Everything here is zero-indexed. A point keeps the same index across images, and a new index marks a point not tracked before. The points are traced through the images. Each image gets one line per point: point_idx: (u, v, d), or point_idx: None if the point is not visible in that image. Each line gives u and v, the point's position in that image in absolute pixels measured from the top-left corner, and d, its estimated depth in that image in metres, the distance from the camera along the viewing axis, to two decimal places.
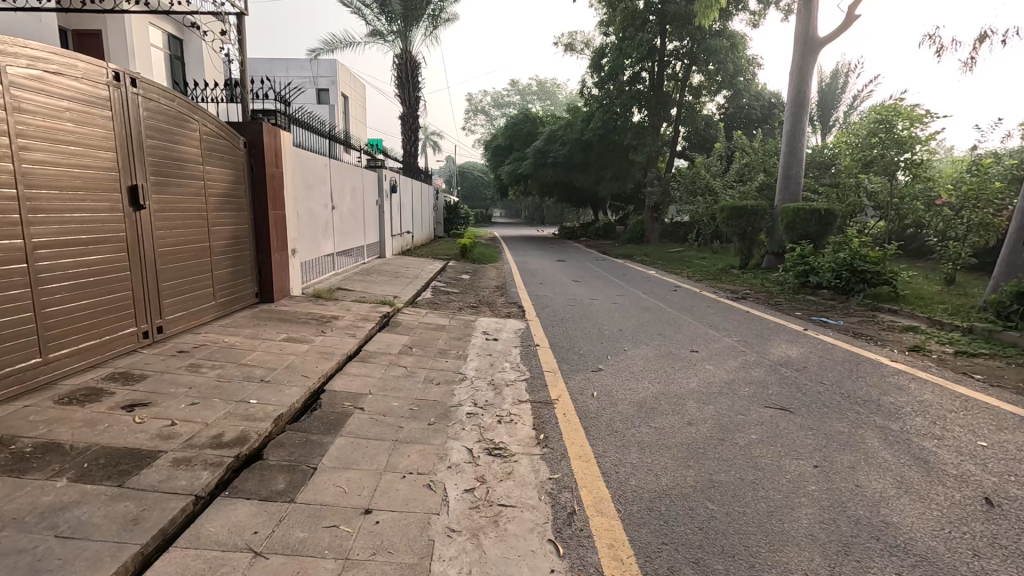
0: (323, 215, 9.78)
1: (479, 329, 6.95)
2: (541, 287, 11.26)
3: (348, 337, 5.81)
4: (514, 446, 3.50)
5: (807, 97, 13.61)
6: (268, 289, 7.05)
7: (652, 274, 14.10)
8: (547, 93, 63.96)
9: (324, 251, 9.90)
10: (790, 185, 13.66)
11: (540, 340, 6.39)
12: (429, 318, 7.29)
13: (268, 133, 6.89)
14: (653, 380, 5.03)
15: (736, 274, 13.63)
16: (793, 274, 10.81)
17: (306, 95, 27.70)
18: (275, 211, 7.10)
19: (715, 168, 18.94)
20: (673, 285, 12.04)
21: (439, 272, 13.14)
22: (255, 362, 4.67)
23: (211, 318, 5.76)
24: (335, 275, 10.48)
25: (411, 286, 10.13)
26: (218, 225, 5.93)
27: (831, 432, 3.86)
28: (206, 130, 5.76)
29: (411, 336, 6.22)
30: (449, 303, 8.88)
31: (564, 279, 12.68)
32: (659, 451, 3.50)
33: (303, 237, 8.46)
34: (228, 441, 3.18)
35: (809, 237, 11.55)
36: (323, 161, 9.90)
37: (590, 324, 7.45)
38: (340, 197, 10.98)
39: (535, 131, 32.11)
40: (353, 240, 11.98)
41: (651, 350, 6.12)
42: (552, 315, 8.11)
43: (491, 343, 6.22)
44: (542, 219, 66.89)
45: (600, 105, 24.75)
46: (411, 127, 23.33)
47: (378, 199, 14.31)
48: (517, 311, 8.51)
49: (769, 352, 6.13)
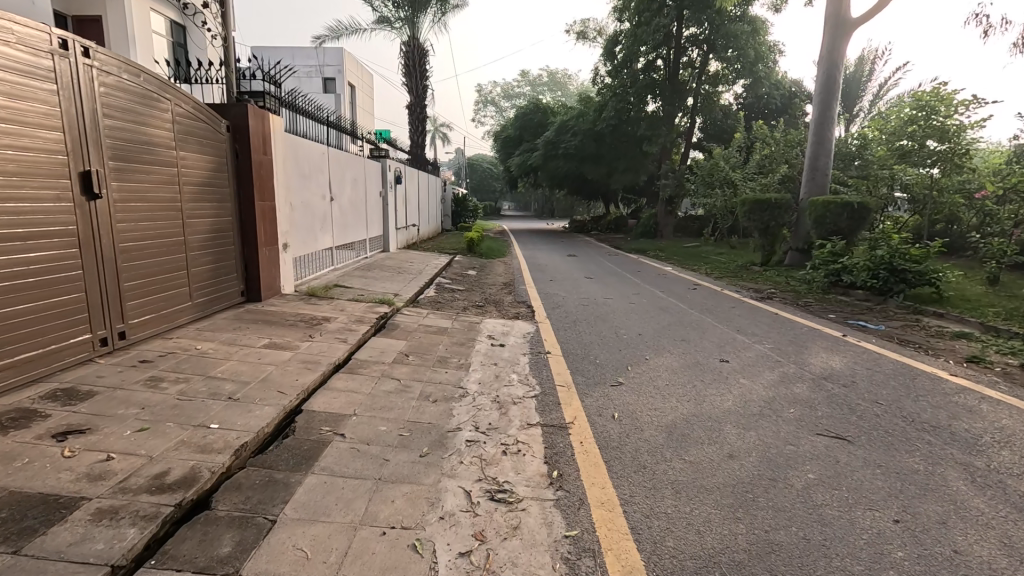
0: (320, 207, 9.20)
1: (484, 333, 6.34)
2: (552, 283, 10.62)
3: (337, 343, 5.23)
4: (522, 489, 2.89)
5: (837, 83, 12.75)
6: (255, 286, 6.47)
7: (668, 271, 13.40)
8: (557, 84, 62.96)
9: (322, 245, 9.34)
10: (816, 178, 12.83)
11: (552, 348, 5.75)
12: (431, 320, 6.69)
13: (253, 116, 6.29)
14: (681, 397, 4.39)
15: (758, 271, 12.86)
16: (822, 273, 10.05)
17: (313, 84, 27.13)
18: (262, 203, 6.51)
19: (734, 159, 18.11)
20: (692, 283, 11.33)
21: (444, 267, 12.54)
22: (227, 374, 4.08)
23: (187, 320, 5.20)
24: (334, 271, 9.90)
25: (413, 283, 9.53)
26: (195, 217, 5.35)
27: (904, 470, 3.20)
28: (181, 112, 5.17)
29: (409, 341, 5.62)
30: (453, 302, 8.27)
31: (576, 275, 12.02)
32: (699, 497, 2.87)
33: (296, 230, 7.89)
34: (171, 483, 2.60)
35: (840, 233, 10.76)
36: (321, 150, 9.32)
37: (606, 328, 6.79)
38: (340, 188, 10.39)
39: (545, 121, 31.28)
40: (354, 233, 11.40)
41: (676, 359, 5.47)
42: (564, 316, 7.48)
43: (498, 350, 5.61)
44: (552, 212, 66.06)
45: (614, 94, 23.90)
46: (418, 117, 22.65)
47: (382, 191, 13.72)
48: (526, 311, 7.87)
49: (810, 363, 5.45)
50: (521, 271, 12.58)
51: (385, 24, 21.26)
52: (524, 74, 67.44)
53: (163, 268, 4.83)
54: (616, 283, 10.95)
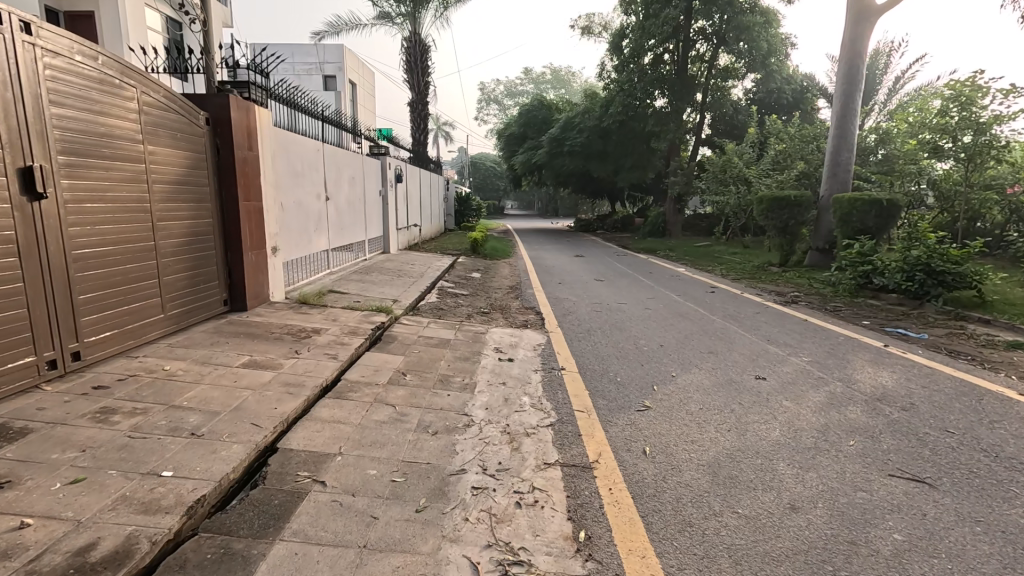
0: (315, 207, 8.65)
1: (490, 345, 5.76)
2: (561, 287, 10.02)
3: (327, 360, 4.66)
4: (542, 559, 2.31)
5: (860, 73, 12.09)
6: (239, 295, 5.90)
7: (682, 273, 12.77)
8: (561, 82, 62.34)
9: (317, 248, 8.78)
10: (838, 174, 12.18)
11: (566, 363, 5.17)
12: (432, 330, 6.11)
13: (237, 107, 5.71)
14: (720, 426, 3.80)
15: (777, 272, 12.21)
16: (849, 275, 9.42)
17: (313, 81, 26.69)
18: (248, 203, 5.94)
19: (748, 155, 17.43)
20: (710, 286, 10.68)
21: (447, 269, 11.98)
22: (193, 402, 3.52)
23: (158, 335, 4.64)
24: (330, 275, 9.34)
25: (413, 288, 8.95)
26: (168, 220, 4.77)
27: (1011, 529, 2.60)
28: (150, 101, 4.59)
29: (407, 357, 5.04)
30: (456, 309, 7.68)
31: (586, 277, 11.42)
32: (766, 570, 2.28)
33: (287, 231, 7.32)
34: (95, 563, 2.03)
35: (867, 231, 10.06)
36: (316, 147, 8.75)
37: (623, 338, 6.20)
38: (337, 186, 9.84)
39: (550, 118, 30.65)
40: (352, 235, 10.83)
41: (706, 376, 4.87)
42: (577, 324, 6.90)
43: (506, 366, 5.03)
44: (557, 211, 65.45)
45: (621, 89, 23.24)
46: (421, 114, 22.09)
47: (382, 190, 13.16)
48: (534, 319, 7.28)
49: (857, 380, 4.84)
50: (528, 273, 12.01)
51: (386, 20, 20.70)
52: (527, 72, 66.82)
53: (128, 278, 4.27)
54: (629, 286, 10.35)
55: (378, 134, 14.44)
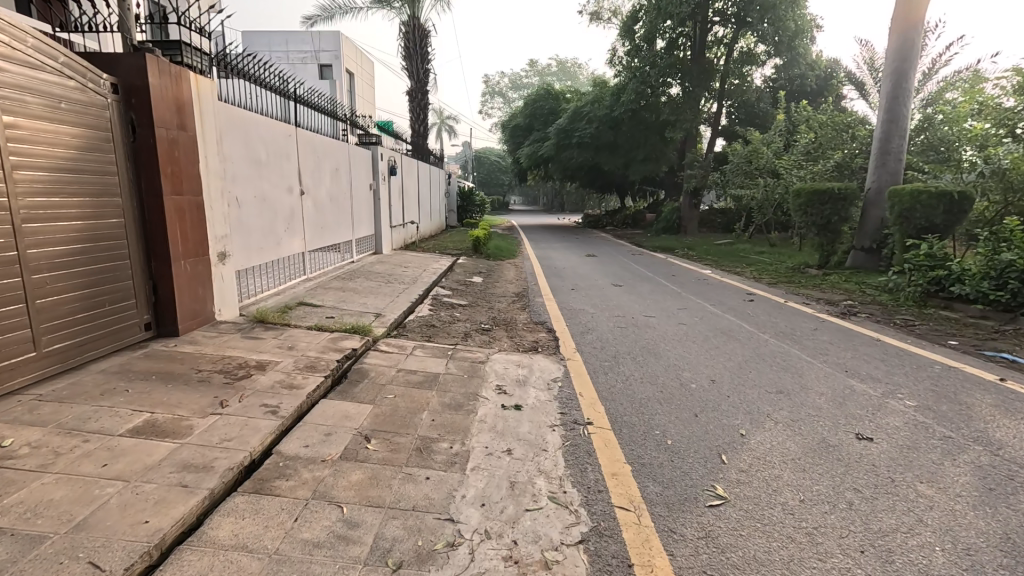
0: (286, 203, 7.37)
1: (491, 383, 4.41)
2: (575, 294, 8.66)
3: (259, 418, 3.32)
4: None
5: (917, 47, 10.54)
6: (167, 315, 4.56)
7: (708, 275, 11.37)
8: (567, 74, 60.84)
9: (289, 251, 7.48)
10: (888, 162, 10.73)
11: (594, 414, 3.83)
12: (417, 360, 4.77)
13: (158, 72, 4.36)
14: (847, 543, 2.43)
15: (818, 275, 10.83)
16: (915, 281, 8.04)
17: (307, 71, 25.33)
18: (177, 196, 4.58)
19: (776, 145, 15.94)
20: (746, 293, 9.26)
21: (445, 272, 10.65)
22: (11, 516, 2.20)
23: (25, 382, 3.34)
24: (306, 282, 8.01)
25: (402, 299, 7.60)
26: (38, 221, 3.44)
27: None
28: (5, 53, 3.24)
29: (378, 407, 3.70)
30: (451, 326, 6.33)
31: (601, 281, 10.08)
32: None
33: (241, 232, 5.96)
34: None
35: (933, 229, 8.57)
36: (287, 131, 7.45)
37: (661, 370, 4.86)
38: (316, 178, 8.56)
39: (557, 109, 29.17)
40: (336, 234, 9.53)
41: (788, 435, 3.52)
42: (599, 348, 5.55)
43: (511, 419, 3.69)
44: (564, 207, 63.99)
45: (634, 76, 21.71)
46: (420, 104, 20.66)
47: (373, 184, 11.81)
48: (546, 340, 5.94)
49: (1006, 444, 3.45)
50: (536, 276, 10.69)
51: (383, 4, 19.31)
52: (531, 63, 65.22)
53: None
54: (653, 293, 8.95)
55: (380, 124, 13.58)
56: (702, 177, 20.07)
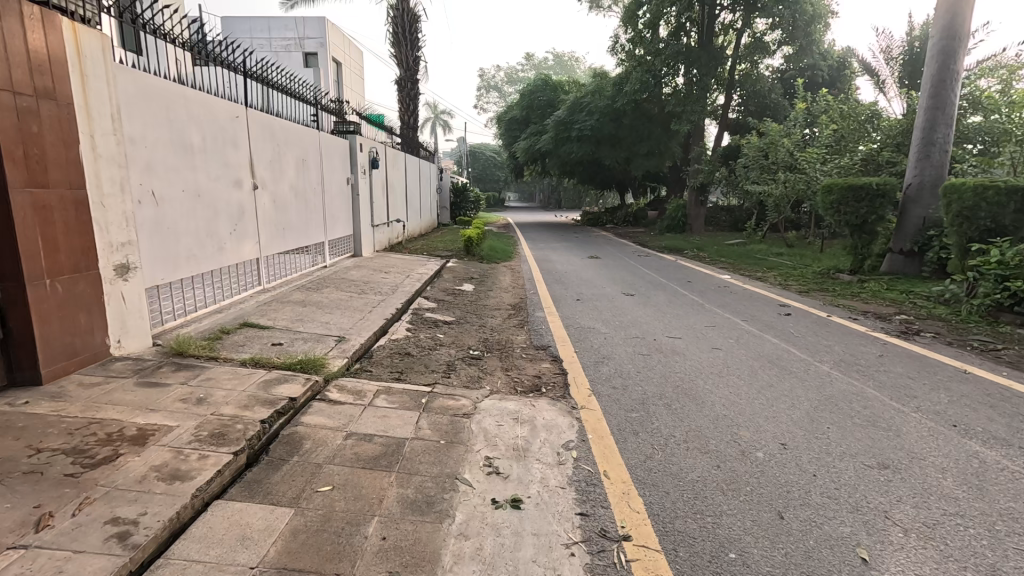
0: (231, 198, 6.03)
1: (478, 456, 3.12)
2: (582, 308, 7.37)
3: (90, 553, 2.01)
4: None
5: (968, 21, 9.24)
6: (23, 357, 3.27)
7: (729, 281, 10.11)
8: (565, 68, 59.56)
9: (236, 257, 6.15)
10: (932, 154, 9.49)
11: (631, 518, 2.56)
12: (376, 418, 3.47)
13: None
14: None
15: (853, 282, 9.61)
16: (985, 293, 6.83)
17: (291, 59, 23.92)
18: (36, 188, 3.29)
19: (794, 137, 14.71)
20: (779, 305, 7.98)
21: (431, 278, 9.36)
22: None
23: None
24: (259, 293, 6.67)
25: (375, 316, 6.28)
26: None
27: None
28: None
29: (301, 514, 2.41)
30: (430, 355, 5.03)
31: (609, 290, 8.80)
32: None
33: (156, 236, 4.64)
34: None
35: (1000, 231, 7.35)
36: (233, 113, 6.10)
37: (712, 428, 3.57)
38: (275, 170, 7.23)
39: (555, 101, 27.85)
40: (303, 235, 8.18)
41: (939, 564, 2.27)
42: (621, 389, 4.27)
43: (506, 532, 2.42)
44: (561, 204, 62.82)
45: (638, 64, 20.37)
46: (410, 93, 19.26)
47: (350, 178, 10.46)
48: (552, 375, 4.66)
49: None
50: (536, 283, 9.42)
51: None
52: (529, 57, 63.86)
53: None
54: (673, 305, 7.66)
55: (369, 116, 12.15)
56: (710, 173, 18.80)
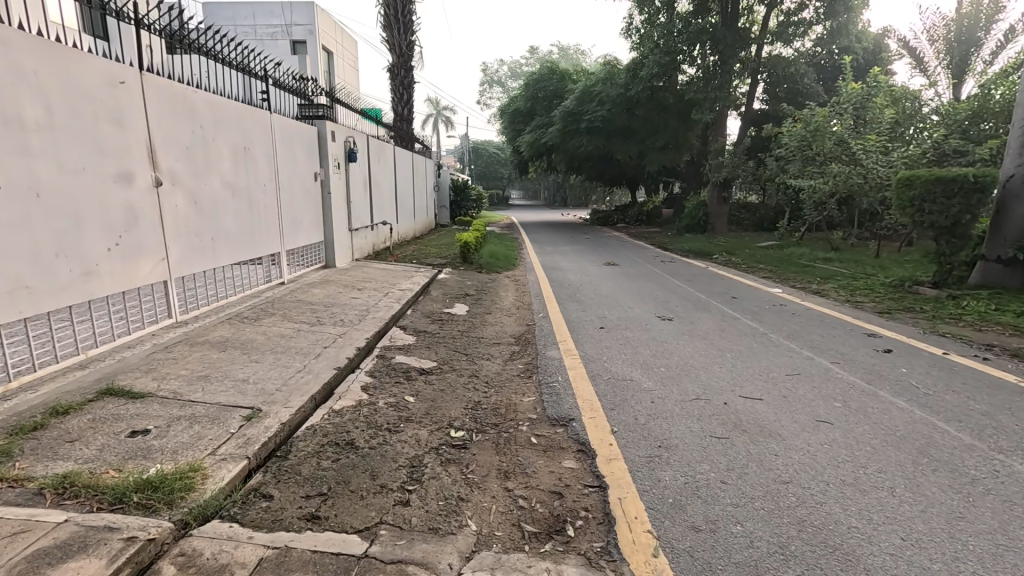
0: (112, 199, 4.19)
1: None
2: (610, 342, 5.50)
3: None
4: None
5: None
6: None
7: (783, 297, 8.19)
8: (570, 61, 57.54)
9: (123, 284, 4.32)
10: None
11: None
12: None
13: None
14: None
15: (943, 298, 7.66)
16: None
17: (278, 48, 22.14)
18: None
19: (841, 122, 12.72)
20: (866, 334, 6.07)
21: (416, 297, 7.52)
22: None
23: None
24: (164, 330, 4.83)
25: (320, 364, 4.43)
26: None
27: None
28: None
29: None
30: (385, 446, 3.17)
31: (640, 312, 6.92)
32: None
33: None
34: None
35: None
36: (116, 76, 4.26)
37: None
38: (197, 161, 5.36)
39: (562, 91, 25.93)
40: (245, 247, 6.31)
41: None
42: (708, 537, 2.40)
43: None
44: (566, 202, 60.88)
45: (654, 47, 18.39)
46: (403, 81, 17.35)
47: (318, 172, 8.61)
48: (582, 492, 2.78)
49: None
50: (546, 302, 7.55)
51: None
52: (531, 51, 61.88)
53: None
54: (729, 337, 5.76)
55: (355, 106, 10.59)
56: (734, 167, 16.78)
